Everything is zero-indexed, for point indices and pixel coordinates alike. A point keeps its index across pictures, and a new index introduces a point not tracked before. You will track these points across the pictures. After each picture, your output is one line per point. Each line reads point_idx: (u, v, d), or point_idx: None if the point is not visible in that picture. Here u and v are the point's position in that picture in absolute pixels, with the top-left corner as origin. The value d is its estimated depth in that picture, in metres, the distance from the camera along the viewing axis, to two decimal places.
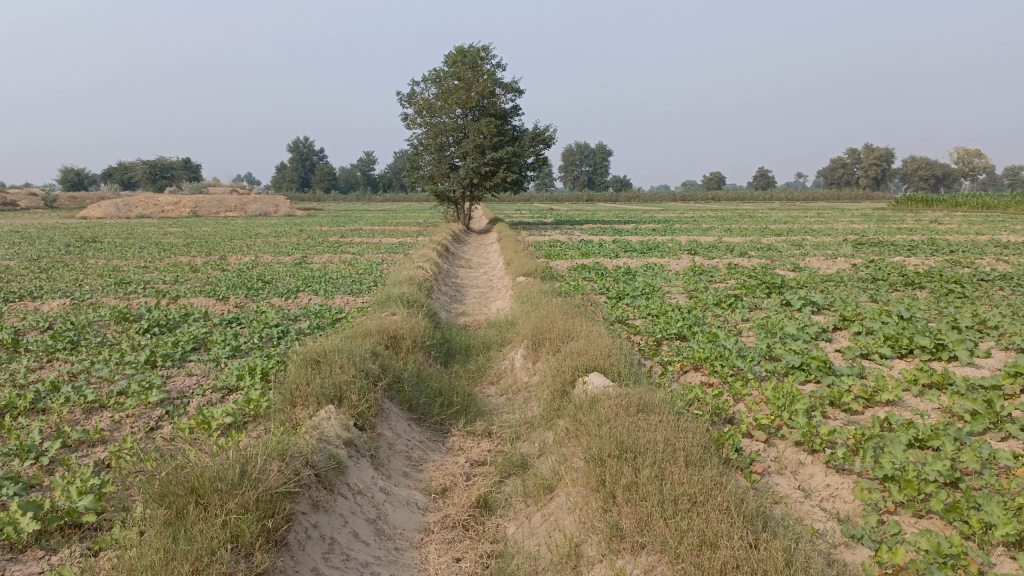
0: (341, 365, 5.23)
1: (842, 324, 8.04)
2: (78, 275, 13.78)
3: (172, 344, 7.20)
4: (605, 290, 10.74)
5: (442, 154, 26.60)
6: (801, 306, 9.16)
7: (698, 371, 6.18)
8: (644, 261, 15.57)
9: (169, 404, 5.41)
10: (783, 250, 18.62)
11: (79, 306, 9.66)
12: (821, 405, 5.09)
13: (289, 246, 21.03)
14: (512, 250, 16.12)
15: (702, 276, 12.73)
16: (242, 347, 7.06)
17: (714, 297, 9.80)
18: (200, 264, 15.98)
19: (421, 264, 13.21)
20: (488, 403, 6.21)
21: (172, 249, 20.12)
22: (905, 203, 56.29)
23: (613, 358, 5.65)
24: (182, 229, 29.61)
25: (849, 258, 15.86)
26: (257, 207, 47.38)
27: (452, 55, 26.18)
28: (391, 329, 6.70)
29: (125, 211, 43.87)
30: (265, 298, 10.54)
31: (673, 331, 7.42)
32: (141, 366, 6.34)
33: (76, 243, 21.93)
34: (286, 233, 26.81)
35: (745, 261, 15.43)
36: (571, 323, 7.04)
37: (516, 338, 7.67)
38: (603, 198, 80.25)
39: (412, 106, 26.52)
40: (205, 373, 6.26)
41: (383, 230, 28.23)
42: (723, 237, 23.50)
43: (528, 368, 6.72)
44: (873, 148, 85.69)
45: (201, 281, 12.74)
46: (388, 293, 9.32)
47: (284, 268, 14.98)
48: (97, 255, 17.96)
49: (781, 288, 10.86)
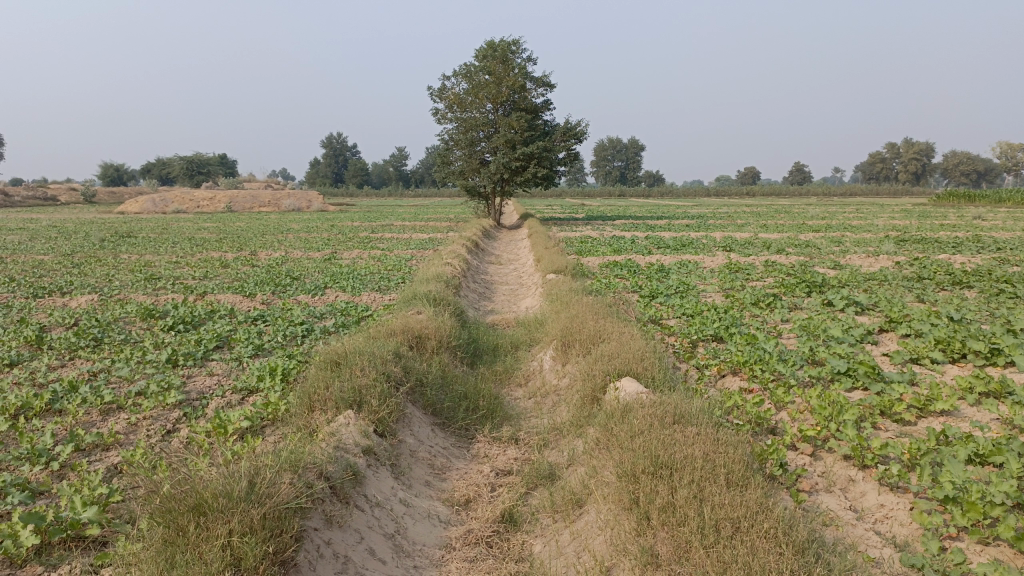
0: (362, 367, 5.02)
1: (888, 326, 7.67)
2: (110, 270, 13.81)
3: (195, 342, 7.08)
4: (638, 288, 10.44)
5: (473, 149, 26.39)
6: (844, 306, 8.78)
7: (736, 376, 5.87)
8: (678, 258, 15.23)
9: (187, 406, 5.27)
10: (821, 247, 18.13)
11: (107, 303, 9.62)
12: (871, 415, 4.77)
13: (319, 242, 21.01)
14: (543, 246, 15.88)
15: (738, 274, 12.36)
16: (265, 346, 6.91)
17: (751, 296, 9.45)
18: (231, 260, 15.95)
19: (450, 261, 13.03)
20: (515, 407, 5.97)
21: (205, 245, 20.19)
22: (947, 199, 54.83)
23: (647, 362, 5.35)
24: (215, 224, 29.78)
25: (892, 256, 15.32)
26: (291, 202, 47.66)
27: (484, 49, 25.96)
28: (416, 328, 6.50)
29: (161, 206, 44.34)
30: (293, 294, 10.42)
31: (709, 332, 7.11)
32: (162, 365, 6.21)
33: (111, 238, 22.11)
34: (318, 229, 26.85)
35: (783, 259, 14.98)
36: (603, 323, 6.76)
37: (546, 338, 7.43)
38: (635, 193, 79.53)
39: (443, 100, 26.36)
40: (226, 373, 6.11)
41: (414, 225, 28.14)
42: (758, 234, 22.97)
43: (557, 371, 6.46)
44: (913, 142, 83.76)
45: (230, 277, 12.70)
46: (415, 291, 9.13)
47: (313, 264, 14.88)
48: (131, 250, 18.06)
49: (822, 287, 10.46)
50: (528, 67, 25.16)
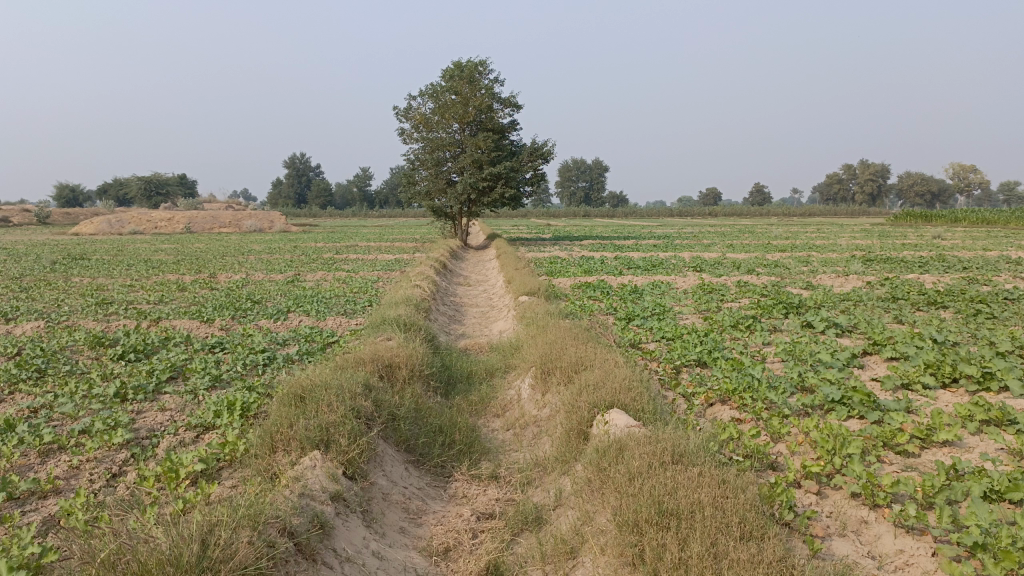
0: (329, 403, 4.60)
1: (871, 349, 7.50)
2: (59, 295, 13.13)
3: (146, 373, 6.58)
4: (613, 310, 10.18)
5: (439, 169, 26.07)
6: (824, 328, 8.61)
7: (726, 405, 5.59)
8: (650, 279, 15.05)
9: (135, 446, 4.80)
10: (790, 266, 18.14)
11: (54, 330, 9.04)
12: (875, 447, 4.50)
13: (282, 263, 20.48)
14: (513, 267, 15.60)
15: (713, 294, 12.20)
16: (223, 377, 6.44)
17: (730, 318, 9.22)
18: (188, 283, 15.37)
19: (419, 282, 12.65)
20: (492, 440, 5.61)
21: (162, 267, 19.52)
22: (904, 218, 56.05)
23: (635, 393, 5.02)
24: (174, 246, 28.93)
25: (862, 275, 15.33)
26: (252, 222, 46.79)
27: (450, 68, 25.75)
28: (386, 357, 6.11)
29: (117, 227, 43.13)
30: (254, 319, 9.93)
31: (692, 357, 6.85)
32: (110, 400, 5.72)
33: (63, 260, 21.24)
34: (280, 250, 26.24)
35: (755, 279, 14.89)
36: (583, 349, 6.45)
37: (523, 365, 7.08)
38: (600, 213, 80.05)
39: (409, 120, 26.06)
40: (180, 408, 5.65)
41: (380, 246, 27.67)
42: (726, 254, 23.02)
43: (537, 401, 6.12)
44: (869, 164, 85.69)
45: (188, 301, 12.14)
46: (383, 315, 8.74)
47: (276, 286, 14.37)
48: (83, 273, 17.35)
49: (799, 308, 10.30)
50: (495, 87, 25.02)
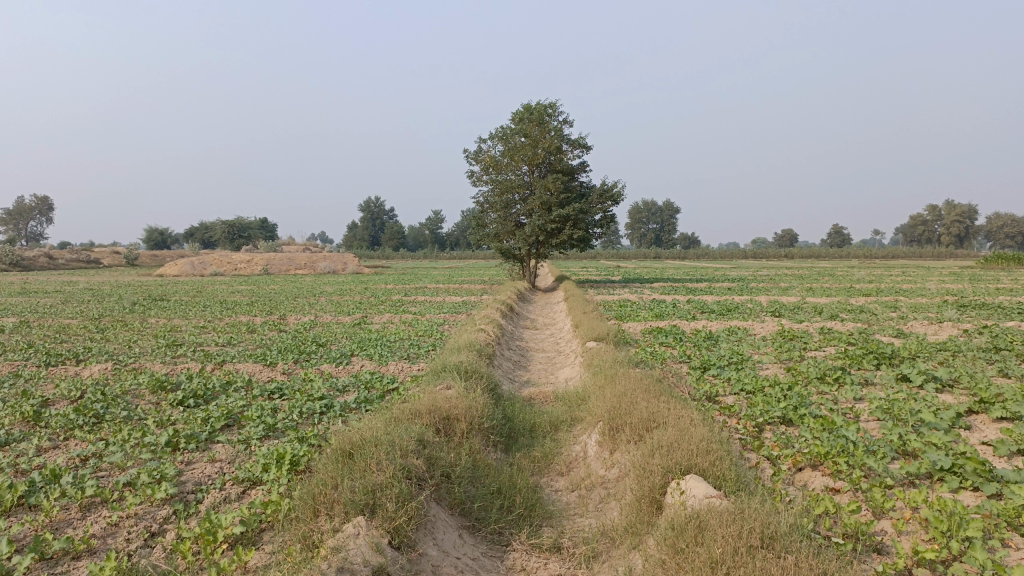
0: (378, 461, 4.26)
1: (978, 408, 6.75)
2: (133, 336, 13.33)
3: (201, 420, 6.40)
4: (688, 359, 9.63)
5: (507, 212, 26.01)
6: (922, 383, 7.88)
7: (817, 471, 5.02)
8: (725, 324, 14.39)
9: (178, 502, 4.57)
10: (876, 312, 17.15)
11: (120, 372, 9.07)
12: (998, 528, 3.86)
13: (351, 305, 20.59)
14: (580, 311, 15.21)
15: (794, 342, 11.50)
16: (277, 426, 6.20)
17: (816, 369, 8.56)
18: (259, 324, 15.49)
19: (484, 327, 12.37)
20: (556, 503, 5.16)
21: (235, 308, 19.84)
22: (995, 261, 53.25)
23: (714, 456, 4.50)
24: (249, 287, 29.59)
25: (957, 322, 14.30)
26: (327, 264, 47.79)
27: (520, 112, 25.84)
28: (444, 409, 5.76)
29: (200, 269, 44.66)
30: (316, 363, 9.78)
31: (776, 414, 6.28)
32: (160, 450, 5.55)
33: (143, 302, 21.85)
34: (351, 292, 26.51)
35: (840, 325, 14.04)
36: (655, 404, 5.95)
37: (589, 419, 6.63)
38: (671, 255, 78.95)
39: (479, 163, 26.18)
40: (229, 460, 5.42)
41: (448, 288, 27.66)
42: (806, 298, 22.09)
43: (605, 460, 5.66)
44: (955, 204, 82.25)
45: (255, 343, 12.13)
46: (445, 361, 8.44)
47: (342, 329, 14.32)
48: (159, 314, 17.74)
49: (891, 359, 9.53)
50: (564, 129, 24.93)
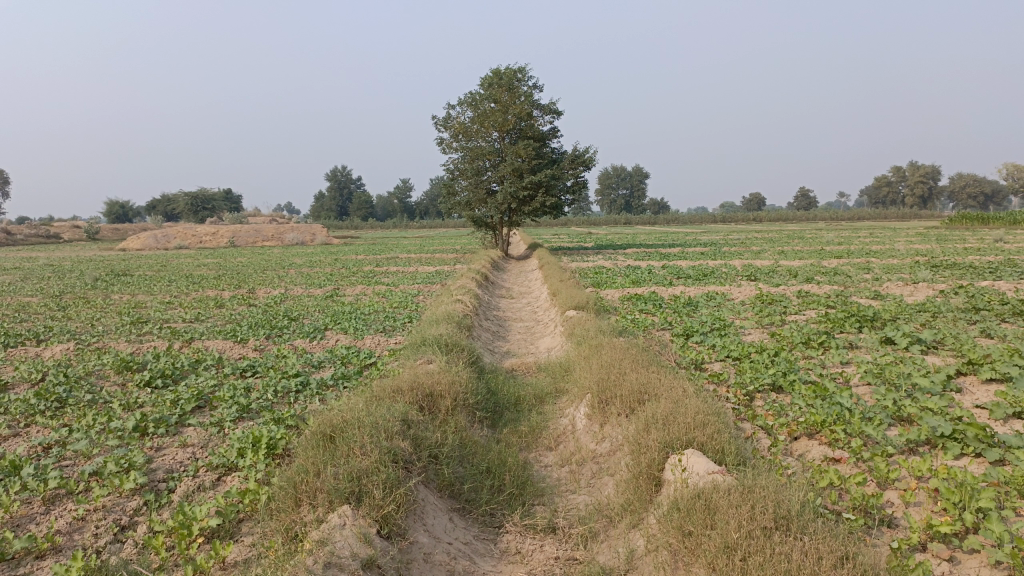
0: (362, 445, 4.01)
1: (966, 369, 6.69)
2: (96, 313, 12.85)
3: (170, 403, 6.09)
4: (670, 326, 9.49)
5: (479, 179, 25.61)
6: (907, 345, 7.82)
7: (815, 440, 4.89)
8: (702, 289, 14.31)
9: (149, 492, 4.30)
10: (850, 274, 17.20)
11: (83, 352, 8.67)
12: (1008, 497, 3.74)
13: (322, 277, 20.22)
14: (556, 278, 15.02)
15: (774, 306, 11.42)
16: (251, 407, 5.93)
17: (799, 333, 8.46)
18: (226, 299, 15.05)
19: (460, 297, 12.12)
20: (546, 480, 4.98)
21: (202, 282, 19.33)
22: (960, 221, 53.98)
23: (712, 429, 4.33)
24: (215, 260, 28.89)
25: (930, 283, 14.37)
26: (295, 235, 47.01)
27: (490, 76, 25.33)
28: (427, 385, 5.52)
29: (163, 242, 43.65)
30: (289, 338, 9.47)
31: (767, 381, 6.17)
32: (127, 435, 5.24)
33: (105, 277, 21.20)
34: (321, 263, 26.03)
35: (816, 288, 14.01)
36: (644, 373, 5.78)
37: (575, 391, 6.45)
38: (641, 220, 79.03)
39: (449, 129, 25.70)
40: (202, 444, 5.15)
41: (420, 258, 27.29)
42: (778, 262, 22.11)
43: (594, 433, 5.48)
44: (919, 166, 83.28)
45: (224, 319, 11.75)
46: (423, 334, 8.19)
47: (314, 302, 13.97)
48: (122, 290, 17.18)
49: (873, 322, 9.46)
50: (535, 94, 24.51)
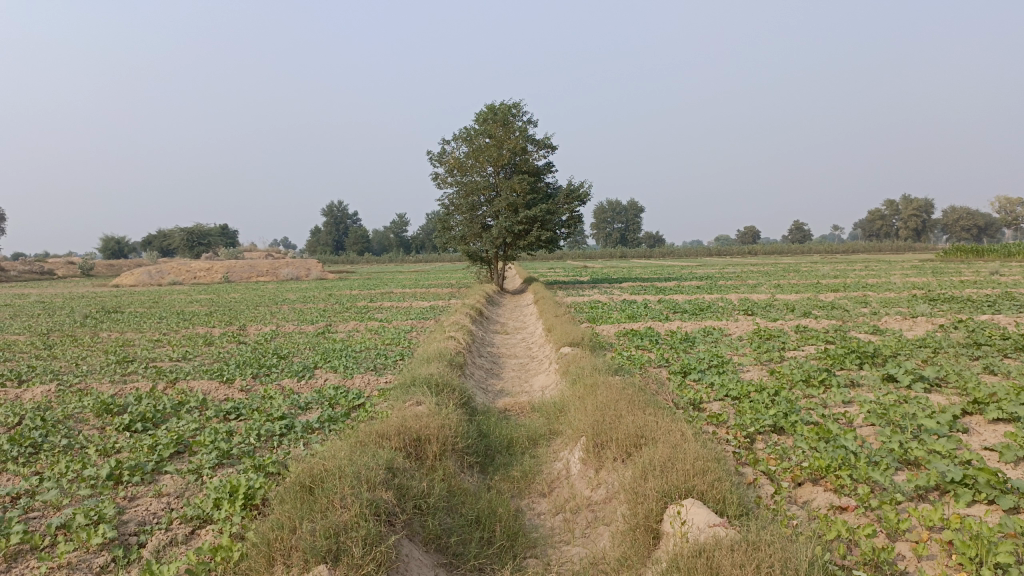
0: (342, 497, 3.79)
1: (972, 409, 6.50)
2: (82, 352, 12.59)
3: (148, 449, 5.85)
4: (666, 363, 9.29)
5: (474, 214, 25.55)
6: (910, 383, 7.63)
7: (820, 487, 4.68)
8: (699, 324, 14.12)
9: (118, 548, 4.06)
10: (848, 308, 17.05)
11: (63, 394, 8.42)
12: None
13: (314, 313, 20.01)
14: (551, 314, 14.84)
15: (771, 342, 11.24)
16: (232, 452, 5.70)
17: (799, 371, 8.27)
18: (216, 336, 14.83)
19: (453, 333, 11.92)
20: (539, 529, 4.75)
21: (193, 319, 19.10)
22: (954, 253, 54.10)
23: (712, 476, 4.12)
24: (208, 296, 28.67)
25: (929, 317, 14.21)
26: (289, 270, 46.84)
27: (484, 112, 25.43)
28: (414, 429, 5.30)
29: (157, 278, 43.43)
30: (277, 378, 9.24)
31: (767, 422, 5.97)
32: (100, 484, 5.00)
33: (96, 314, 20.96)
34: (314, 299, 25.82)
35: (814, 323, 13.84)
36: (640, 415, 5.57)
37: (570, 433, 6.24)
38: (636, 254, 79.11)
39: (443, 165, 25.71)
40: (179, 493, 4.91)
41: (415, 293, 27.11)
42: (775, 295, 21.99)
43: (590, 479, 5.25)
44: (912, 199, 83.83)
45: (212, 357, 11.51)
46: (413, 373, 7.97)
47: (305, 339, 13.75)
48: (111, 328, 16.92)
49: (874, 358, 9.27)
50: (529, 129, 24.58)
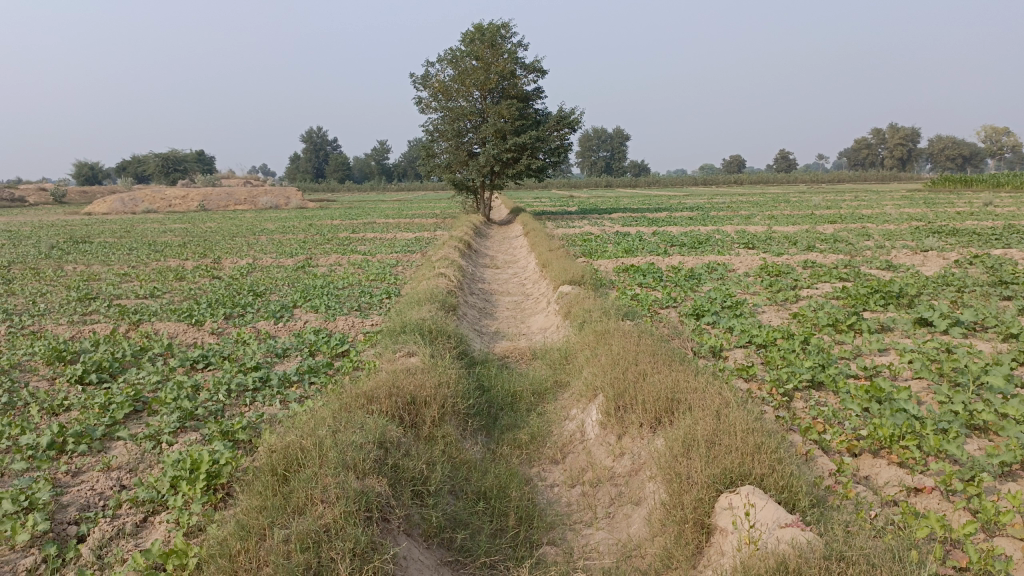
0: (327, 492, 3.06)
1: None
2: (42, 288, 11.66)
3: (100, 408, 5.07)
4: (677, 304, 8.56)
5: (459, 141, 24.39)
6: (947, 327, 6.95)
7: (884, 461, 4.02)
8: (700, 259, 13.37)
9: (52, 543, 3.32)
10: (852, 241, 16.34)
11: (13, 338, 7.57)
12: None
13: (293, 244, 19.07)
14: (545, 247, 14.05)
15: (783, 279, 10.53)
16: (197, 413, 4.96)
17: (825, 313, 7.57)
18: (189, 270, 13.91)
19: (443, 269, 11.11)
20: (555, 506, 4.07)
21: (166, 250, 18.12)
22: (943, 184, 53.38)
23: (770, 458, 3.44)
24: (184, 226, 27.49)
25: (939, 252, 13.53)
26: (268, 199, 45.41)
27: (470, 32, 24.00)
28: (408, 390, 4.55)
29: (131, 206, 41.99)
30: (252, 320, 8.43)
31: (806, 377, 5.29)
32: (39, 456, 4.23)
33: (63, 245, 19.91)
34: (295, 229, 24.83)
35: (822, 258, 13.13)
36: (668, 373, 4.86)
37: (581, 388, 5.52)
38: (622, 183, 77.89)
39: (427, 88, 24.43)
40: (132, 467, 4.18)
41: (398, 223, 26.15)
42: (773, 227, 21.32)
43: (610, 447, 4.56)
44: (899, 127, 82.79)
45: (183, 295, 10.64)
46: (403, 316, 7.18)
47: (283, 274, 12.87)
48: (77, 260, 15.92)
49: (899, 298, 8.59)
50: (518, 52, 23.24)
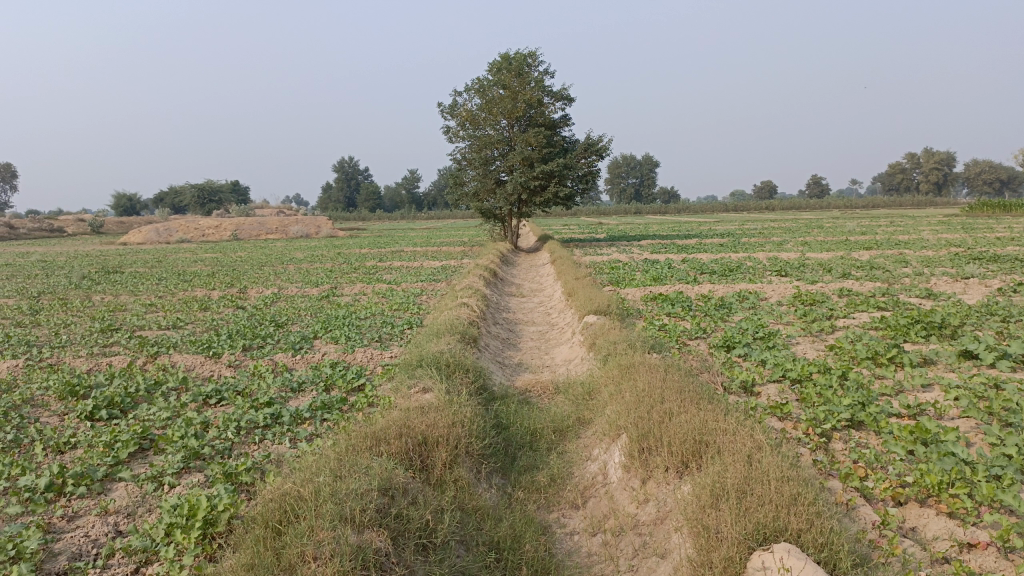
0: (320, 549, 2.83)
1: None
2: (68, 319, 11.66)
3: (105, 447, 4.91)
4: (707, 335, 8.23)
5: (486, 169, 24.34)
6: (994, 360, 6.53)
7: (932, 511, 3.68)
8: (731, 287, 13.01)
9: None
10: (889, 268, 15.86)
11: (30, 371, 7.49)
12: None
13: (319, 274, 19.06)
14: (572, 275, 13.79)
15: (817, 308, 10.15)
16: (203, 451, 4.77)
17: (863, 345, 7.20)
18: (215, 300, 13.89)
19: (467, 298, 10.89)
20: (573, 557, 3.79)
21: (194, 280, 18.17)
22: (981, 208, 52.24)
23: (808, 512, 3.13)
24: (215, 255, 27.73)
25: (981, 279, 13.02)
26: (299, 228, 45.84)
27: (497, 62, 24.04)
28: (419, 430, 4.31)
29: (165, 236, 42.63)
30: (270, 352, 8.27)
31: (844, 416, 4.95)
32: (35, 499, 4.07)
33: (94, 275, 20.11)
34: (323, 258, 24.88)
35: (858, 286, 12.69)
36: (695, 412, 4.56)
37: (603, 427, 5.24)
38: (651, 210, 77.48)
39: (454, 117, 24.48)
40: (131, 511, 4.00)
41: (426, 251, 26.12)
42: (806, 253, 20.86)
43: (633, 492, 4.26)
44: (934, 151, 81.47)
45: (205, 326, 10.55)
46: (421, 349, 6.96)
47: (307, 304, 12.76)
48: (107, 291, 16.01)
49: (941, 329, 8.18)
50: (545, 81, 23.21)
